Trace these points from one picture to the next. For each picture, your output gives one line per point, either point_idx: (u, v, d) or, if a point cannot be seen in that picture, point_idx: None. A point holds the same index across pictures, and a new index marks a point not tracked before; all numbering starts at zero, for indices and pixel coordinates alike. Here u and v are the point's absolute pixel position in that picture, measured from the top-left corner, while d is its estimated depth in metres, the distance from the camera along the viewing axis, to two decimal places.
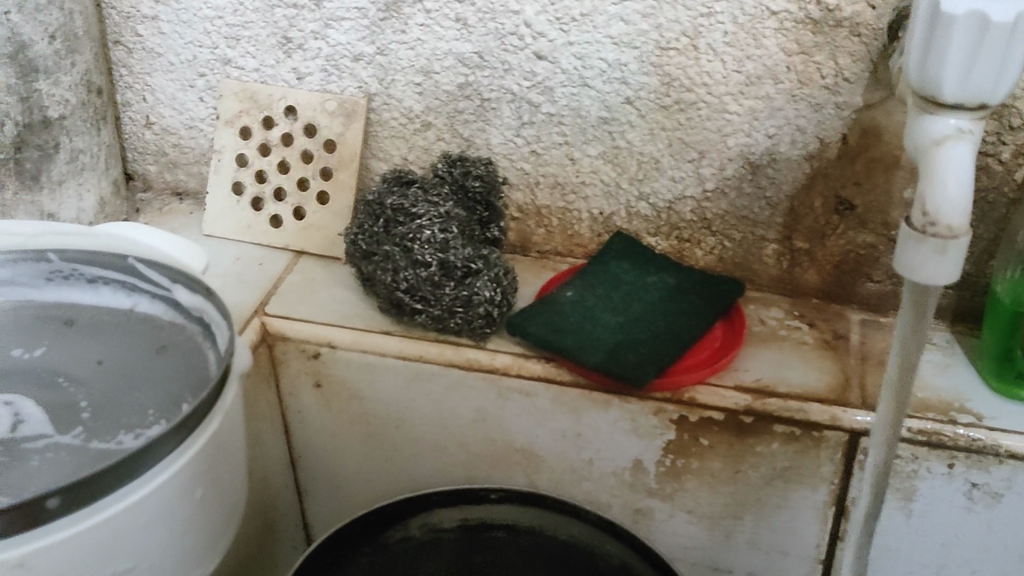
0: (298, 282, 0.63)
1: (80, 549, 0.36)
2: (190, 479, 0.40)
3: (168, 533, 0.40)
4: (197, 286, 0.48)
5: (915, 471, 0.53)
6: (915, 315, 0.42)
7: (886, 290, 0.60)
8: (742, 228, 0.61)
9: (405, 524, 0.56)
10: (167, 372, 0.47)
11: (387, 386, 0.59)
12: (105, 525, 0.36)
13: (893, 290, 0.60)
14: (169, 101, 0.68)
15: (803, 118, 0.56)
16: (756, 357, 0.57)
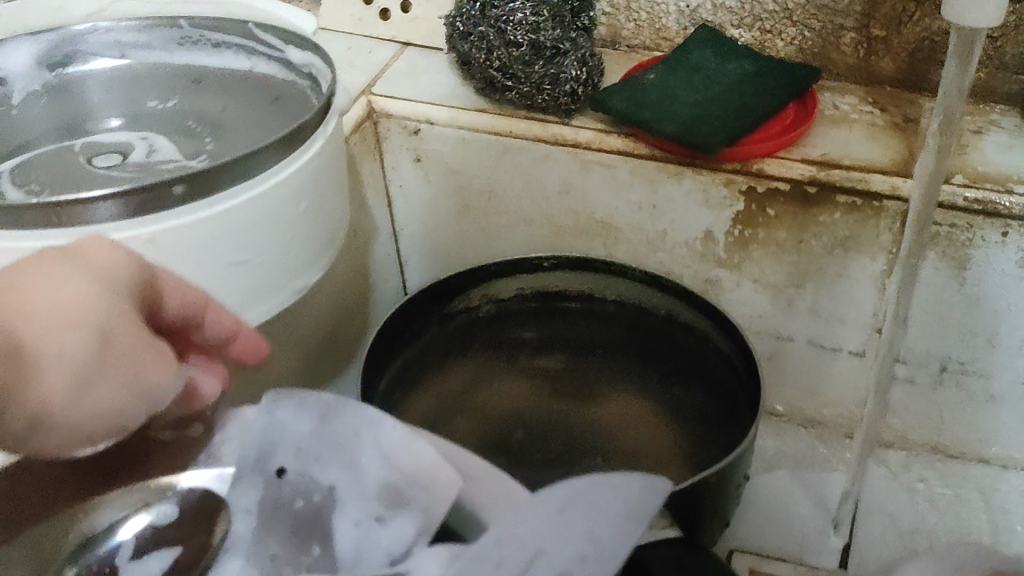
0: (403, 68, 0.69)
1: (192, 237, 0.42)
2: (296, 190, 0.45)
3: (276, 239, 0.45)
4: (305, 45, 0.53)
5: (970, 240, 0.57)
6: (961, 61, 0.45)
7: None
8: (822, 17, 0.63)
9: (470, 293, 0.60)
10: (276, 112, 0.52)
11: (479, 159, 0.65)
12: (222, 217, 0.42)
13: None
14: None
15: None
16: (824, 136, 0.61)
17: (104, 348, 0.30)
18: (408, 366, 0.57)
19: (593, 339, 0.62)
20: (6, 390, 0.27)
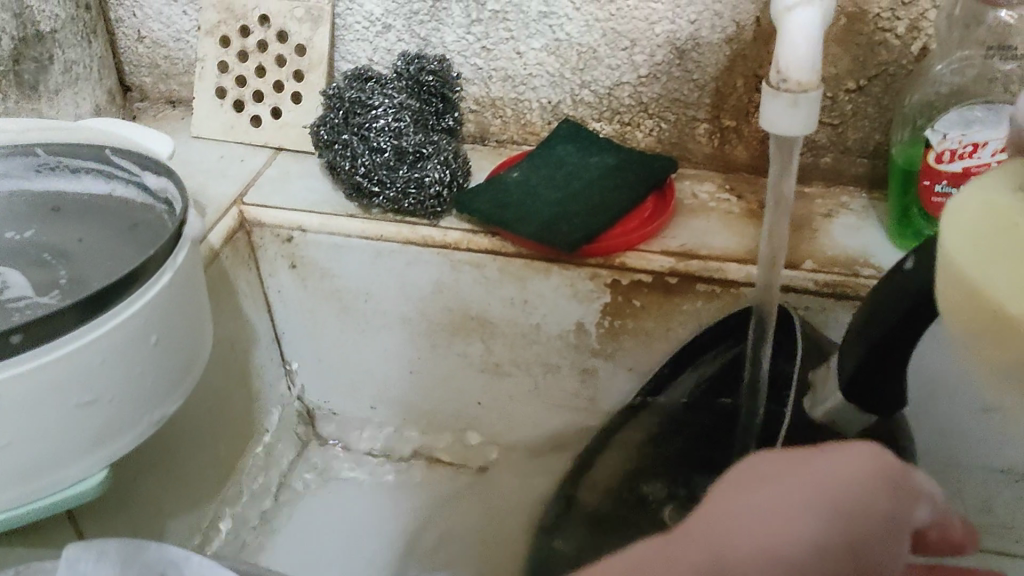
0: (275, 175, 0.70)
1: (43, 383, 0.42)
2: (148, 322, 0.46)
3: (131, 376, 0.46)
4: (162, 170, 0.54)
5: (826, 321, 0.59)
6: (779, 157, 0.49)
7: (805, 162, 0.65)
8: (675, 110, 0.66)
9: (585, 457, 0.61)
10: (131, 241, 0.53)
11: (352, 264, 0.66)
12: (72, 359, 0.43)
13: (813, 161, 0.65)
14: (156, 16, 0.74)
15: (719, 4, 0.60)
16: (684, 226, 0.63)
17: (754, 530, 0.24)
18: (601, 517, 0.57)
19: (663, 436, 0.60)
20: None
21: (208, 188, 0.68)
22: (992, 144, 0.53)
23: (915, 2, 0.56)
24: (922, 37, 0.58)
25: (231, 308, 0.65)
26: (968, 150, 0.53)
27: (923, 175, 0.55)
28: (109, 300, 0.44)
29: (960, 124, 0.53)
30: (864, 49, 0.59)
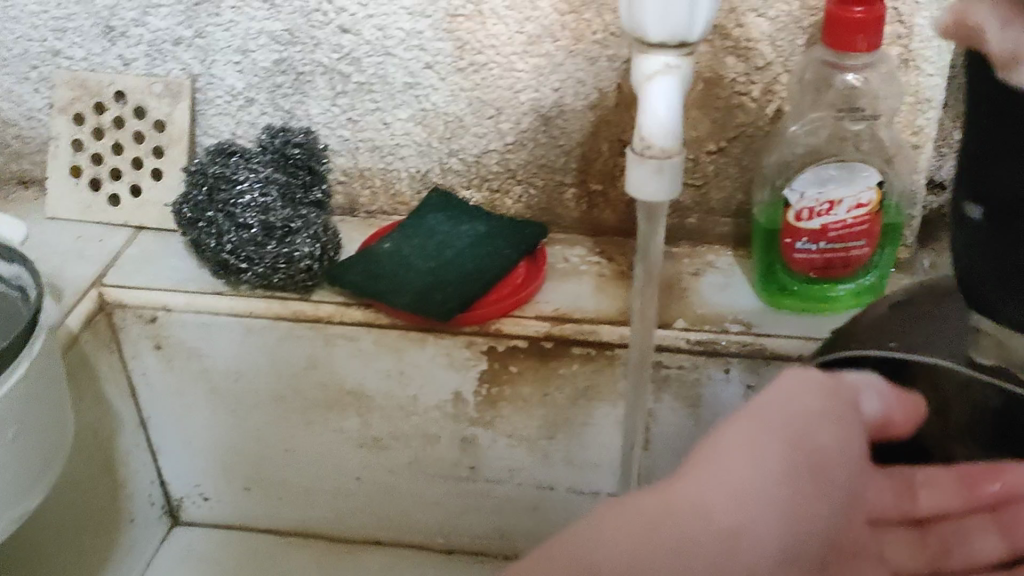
0: (137, 254, 0.68)
1: None
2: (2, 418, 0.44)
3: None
4: (13, 256, 0.52)
5: (699, 378, 0.60)
6: (650, 225, 0.50)
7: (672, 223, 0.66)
8: (543, 176, 0.67)
9: None
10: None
11: (220, 343, 0.64)
12: None
13: (679, 222, 0.66)
14: (6, 94, 0.71)
15: (582, 71, 0.62)
16: (555, 291, 0.63)
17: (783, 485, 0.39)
18: None
19: None
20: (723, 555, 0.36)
21: (66, 271, 0.65)
22: (847, 201, 0.56)
23: (768, 66, 0.59)
24: (776, 100, 0.60)
25: (92, 395, 0.62)
26: (824, 207, 0.56)
27: (784, 233, 0.58)
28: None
29: (815, 183, 0.56)
30: (723, 113, 0.61)
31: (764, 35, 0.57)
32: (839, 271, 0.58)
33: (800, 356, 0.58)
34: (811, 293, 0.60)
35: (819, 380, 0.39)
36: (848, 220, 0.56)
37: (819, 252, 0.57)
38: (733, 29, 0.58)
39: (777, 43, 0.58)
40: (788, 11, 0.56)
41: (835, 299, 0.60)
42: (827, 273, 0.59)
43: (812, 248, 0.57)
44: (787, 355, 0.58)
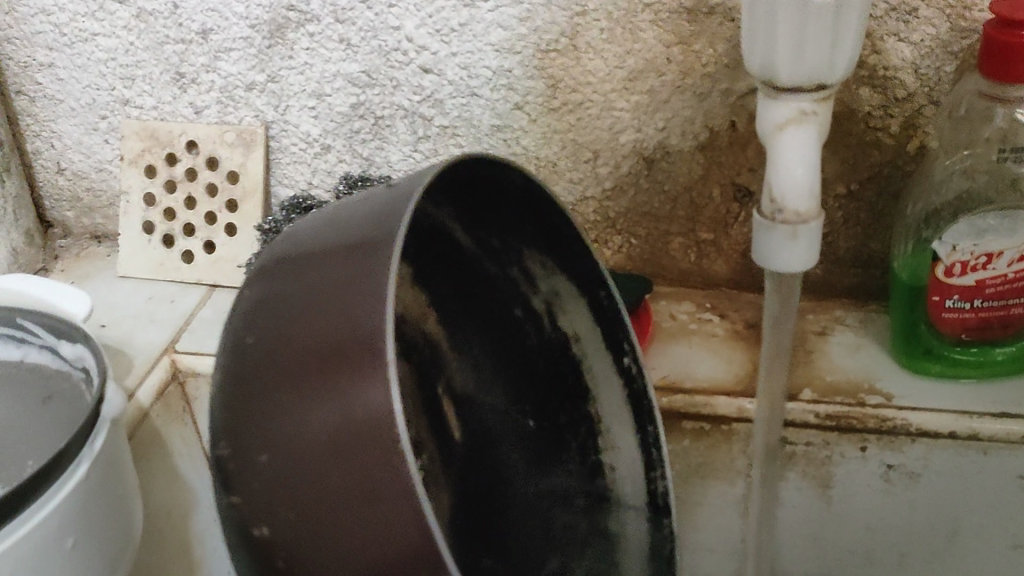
0: (210, 315, 0.63)
1: None
2: (56, 527, 0.41)
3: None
4: (78, 338, 0.50)
5: (829, 456, 0.53)
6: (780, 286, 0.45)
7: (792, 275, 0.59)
8: (646, 225, 0.61)
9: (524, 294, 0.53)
10: (52, 439, 0.48)
11: None
12: None
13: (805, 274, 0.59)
14: (76, 146, 0.68)
15: (690, 108, 0.55)
16: (665, 355, 0.57)
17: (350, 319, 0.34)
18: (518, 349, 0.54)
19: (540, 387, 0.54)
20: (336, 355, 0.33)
21: (136, 338, 0.61)
22: (1007, 254, 0.48)
23: (909, 97, 0.51)
24: (917, 136, 0.52)
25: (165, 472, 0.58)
26: (981, 261, 0.49)
27: (931, 290, 0.50)
28: (12, 506, 0.38)
29: (971, 234, 0.48)
30: (853, 152, 0.53)
31: (904, 63, 0.50)
32: (995, 332, 0.51)
33: (951, 434, 0.50)
34: (964, 358, 0.52)
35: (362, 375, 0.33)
36: (1009, 275, 0.49)
37: (973, 312, 0.50)
38: (867, 57, 0.50)
39: (920, 71, 0.50)
40: (935, 35, 0.49)
41: (992, 364, 0.52)
42: (981, 335, 0.51)
43: (965, 306, 0.50)
44: (936, 433, 0.50)
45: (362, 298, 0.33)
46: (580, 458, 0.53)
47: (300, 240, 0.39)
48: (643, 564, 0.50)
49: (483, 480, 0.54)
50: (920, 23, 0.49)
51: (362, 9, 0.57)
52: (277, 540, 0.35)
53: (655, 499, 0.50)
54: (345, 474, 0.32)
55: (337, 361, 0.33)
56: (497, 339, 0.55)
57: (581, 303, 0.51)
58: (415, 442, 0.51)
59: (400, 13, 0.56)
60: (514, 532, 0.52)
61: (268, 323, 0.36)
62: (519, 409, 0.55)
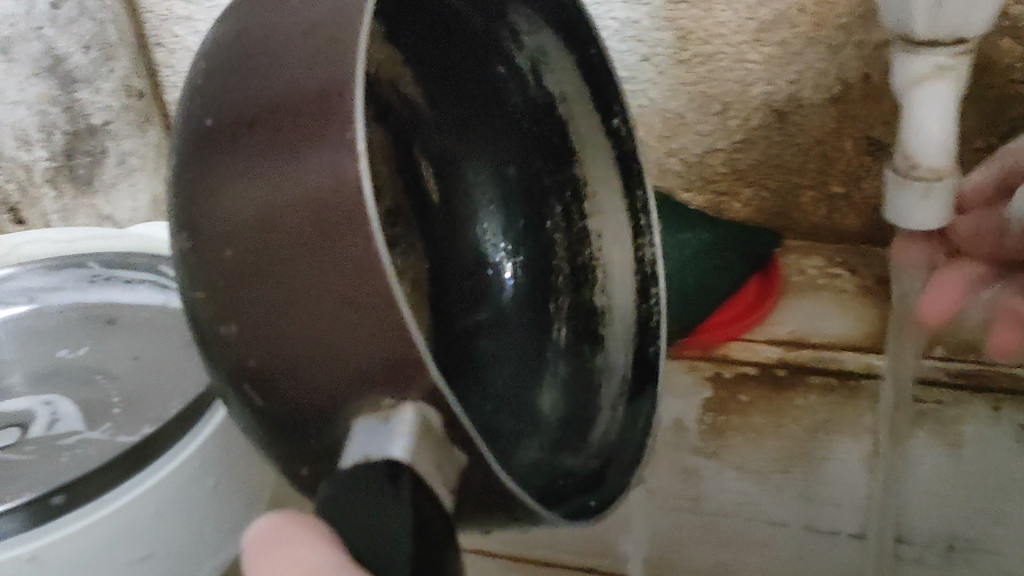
0: None
1: (79, 548, 0.40)
2: (202, 465, 0.45)
3: (182, 522, 0.44)
4: None
5: (960, 416, 0.53)
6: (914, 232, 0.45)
7: None
8: (778, 177, 0.60)
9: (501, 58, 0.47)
10: (180, 371, 0.51)
11: None
12: (104, 524, 0.41)
13: None
14: None
15: (823, 61, 0.54)
16: (791, 310, 0.59)
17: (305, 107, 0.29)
18: (470, 123, 0.49)
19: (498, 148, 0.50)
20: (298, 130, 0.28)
21: None
22: None
23: None
24: None
25: None
26: None
27: None
28: (127, 466, 0.42)
29: None
30: (992, 105, 0.52)
31: None
32: None
33: None
34: None
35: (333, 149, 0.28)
36: None
37: None
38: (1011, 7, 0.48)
39: None
40: None
41: None
42: None
43: None
44: None
45: (336, 58, 0.29)
46: (565, 222, 0.51)
47: (237, 15, 0.33)
48: (631, 342, 0.49)
49: (461, 300, 0.49)
50: None
51: None
52: (246, 347, 0.30)
53: (643, 270, 0.50)
54: (314, 254, 0.28)
55: (298, 124, 0.28)
56: (486, 114, 0.49)
57: (571, 64, 0.48)
58: (393, 237, 0.45)
59: None
60: (499, 345, 0.48)
61: (223, 99, 0.30)
62: (500, 185, 0.51)
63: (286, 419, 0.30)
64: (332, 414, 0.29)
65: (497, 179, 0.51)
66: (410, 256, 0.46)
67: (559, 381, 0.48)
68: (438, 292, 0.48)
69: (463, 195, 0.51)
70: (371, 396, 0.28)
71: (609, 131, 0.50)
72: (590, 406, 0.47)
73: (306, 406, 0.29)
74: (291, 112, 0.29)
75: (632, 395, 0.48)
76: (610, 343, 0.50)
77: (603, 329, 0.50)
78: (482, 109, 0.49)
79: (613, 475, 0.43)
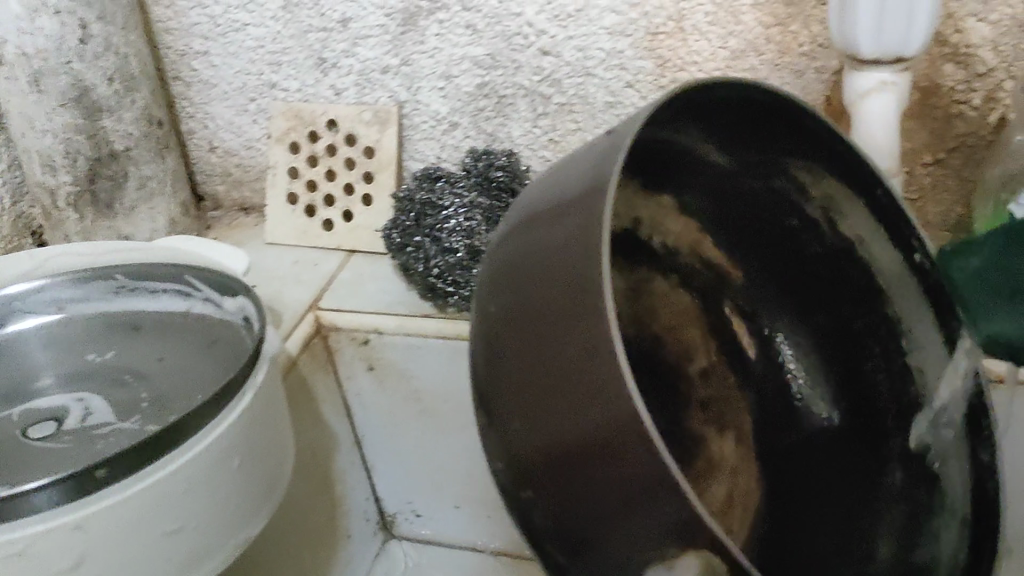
0: (349, 278, 0.71)
1: (125, 513, 0.45)
2: (229, 444, 0.50)
3: (199, 505, 0.48)
4: (239, 289, 0.59)
5: None
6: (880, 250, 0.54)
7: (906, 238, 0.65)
8: None
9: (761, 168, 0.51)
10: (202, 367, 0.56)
11: (432, 366, 0.65)
12: (147, 493, 0.46)
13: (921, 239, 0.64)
14: (227, 125, 0.77)
15: (787, 85, 0.61)
16: None
17: (566, 306, 0.33)
18: (746, 232, 0.57)
19: (757, 243, 0.57)
20: (573, 317, 0.33)
21: (285, 295, 0.69)
22: None
23: (991, 73, 0.56)
24: (999, 108, 0.57)
25: (311, 417, 0.66)
26: None
27: None
28: (156, 448, 0.46)
29: None
30: (941, 123, 0.59)
31: (985, 41, 0.55)
32: None
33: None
34: None
35: (595, 363, 0.32)
36: None
37: None
38: (951, 34, 0.56)
39: (1001, 48, 0.55)
40: (1013, 14, 0.54)
41: None
42: None
43: None
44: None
45: (584, 254, 0.33)
46: (886, 361, 0.52)
47: (529, 206, 0.39)
48: (965, 477, 0.47)
49: (795, 435, 0.57)
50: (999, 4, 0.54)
51: None
52: (537, 494, 0.36)
53: (970, 412, 0.48)
54: (600, 445, 0.32)
55: (574, 323, 0.33)
56: (770, 224, 0.55)
57: (861, 205, 0.50)
58: (705, 368, 0.58)
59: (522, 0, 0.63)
60: (829, 475, 0.55)
61: (500, 299, 0.37)
62: (800, 295, 0.57)
63: (584, 571, 0.35)
64: (625, 564, 0.33)
65: (826, 317, 0.56)
66: (727, 408, 0.58)
67: (896, 520, 0.50)
68: (781, 428, 0.58)
69: (769, 338, 0.59)
70: (649, 549, 0.32)
71: (897, 236, 0.49)
72: (913, 538, 0.49)
73: (594, 557, 0.34)
74: (570, 317, 0.33)
75: (964, 532, 0.46)
76: (947, 486, 0.48)
77: (917, 445, 0.50)
78: (771, 227, 0.55)
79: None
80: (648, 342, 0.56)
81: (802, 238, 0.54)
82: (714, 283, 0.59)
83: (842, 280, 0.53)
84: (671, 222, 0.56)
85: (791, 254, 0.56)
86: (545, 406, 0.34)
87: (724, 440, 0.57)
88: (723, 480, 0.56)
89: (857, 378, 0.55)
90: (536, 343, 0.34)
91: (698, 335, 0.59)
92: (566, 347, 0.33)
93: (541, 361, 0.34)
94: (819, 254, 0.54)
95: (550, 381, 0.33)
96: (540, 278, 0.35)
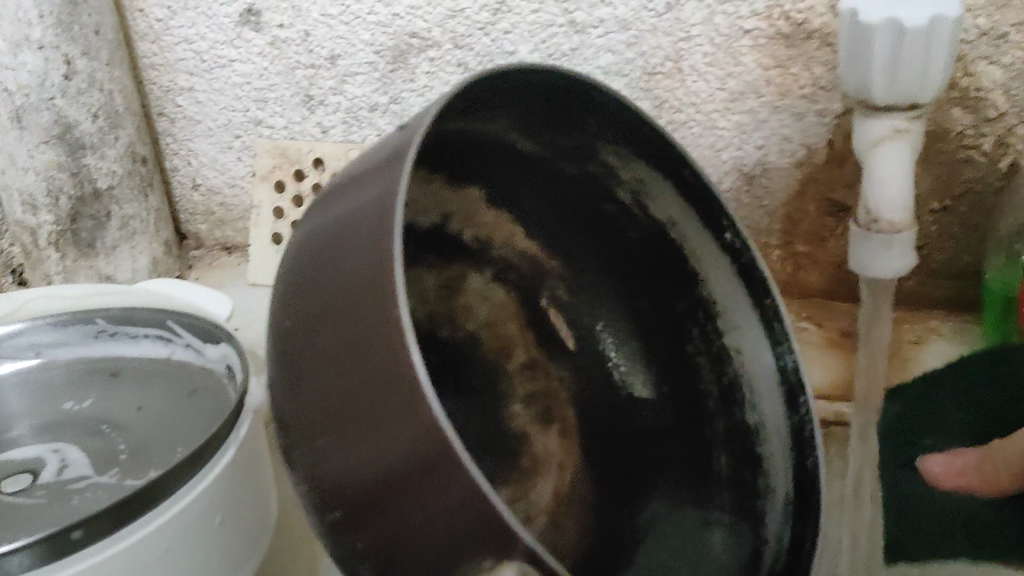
0: None
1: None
2: (210, 501, 0.48)
3: (178, 565, 0.46)
4: (222, 338, 0.57)
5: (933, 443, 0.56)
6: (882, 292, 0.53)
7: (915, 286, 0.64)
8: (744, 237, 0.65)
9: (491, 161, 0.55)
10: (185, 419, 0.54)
11: None
12: (123, 555, 0.44)
13: (928, 284, 0.63)
14: (210, 163, 0.75)
15: (788, 127, 0.60)
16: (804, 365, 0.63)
17: (370, 304, 0.35)
18: (578, 232, 0.60)
19: (595, 243, 0.60)
20: (373, 311, 0.35)
21: None
22: None
23: (1001, 117, 0.55)
24: (1009, 153, 0.56)
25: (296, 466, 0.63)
26: None
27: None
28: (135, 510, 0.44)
29: None
30: (948, 169, 0.58)
31: (995, 84, 0.54)
32: None
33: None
34: None
35: (388, 348, 0.34)
36: None
37: None
38: (959, 78, 0.55)
39: (1011, 92, 0.54)
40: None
41: None
42: None
43: None
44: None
45: (378, 244, 0.36)
46: (704, 343, 0.55)
47: (330, 211, 0.41)
48: (788, 456, 0.50)
49: (623, 436, 0.60)
50: (1011, 46, 0.53)
51: (479, 36, 0.63)
52: (346, 514, 0.38)
53: (787, 381, 0.51)
54: (391, 427, 0.34)
55: (375, 315, 0.35)
56: (594, 223, 0.59)
57: (666, 185, 0.53)
58: (527, 362, 0.64)
59: (515, 39, 0.62)
60: (668, 478, 0.57)
61: (305, 308, 0.39)
62: (624, 288, 0.60)
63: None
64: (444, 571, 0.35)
65: (648, 304, 0.59)
66: (557, 407, 0.63)
67: (726, 511, 0.53)
68: (625, 434, 0.61)
69: (588, 328, 0.63)
70: (460, 542, 0.34)
71: (710, 224, 0.52)
72: (758, 534, 0.51)
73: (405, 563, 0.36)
74: (369, 306, 0.35)
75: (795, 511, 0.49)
76: (770, 463, 0.51)
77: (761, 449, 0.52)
78: (591, 224, 0.59)
79: (803, 549, 0.48)
80: (464, 342, 0.62)
81: (622, 230, 0.57)
82: (530, 279, 0.63)
83: (659, 271, 0.57)
84: (478, 215, 0.60)
85: (615, 250, 0.59)
86: (354, 411, 0.36)
87: (547, 435, 0.62)
88: (545, 479, 0.61)
89: (680, 367, 0.58)
90: (340, 338, 0.37)
91: (518, 339, 0.64)
92: (369, 338, 0.35)
93: (344, 355, 0.36)
94: (636, 241, 0.57)
95: (355, 375, 0.36)
96: (347, 277, 0.37)
